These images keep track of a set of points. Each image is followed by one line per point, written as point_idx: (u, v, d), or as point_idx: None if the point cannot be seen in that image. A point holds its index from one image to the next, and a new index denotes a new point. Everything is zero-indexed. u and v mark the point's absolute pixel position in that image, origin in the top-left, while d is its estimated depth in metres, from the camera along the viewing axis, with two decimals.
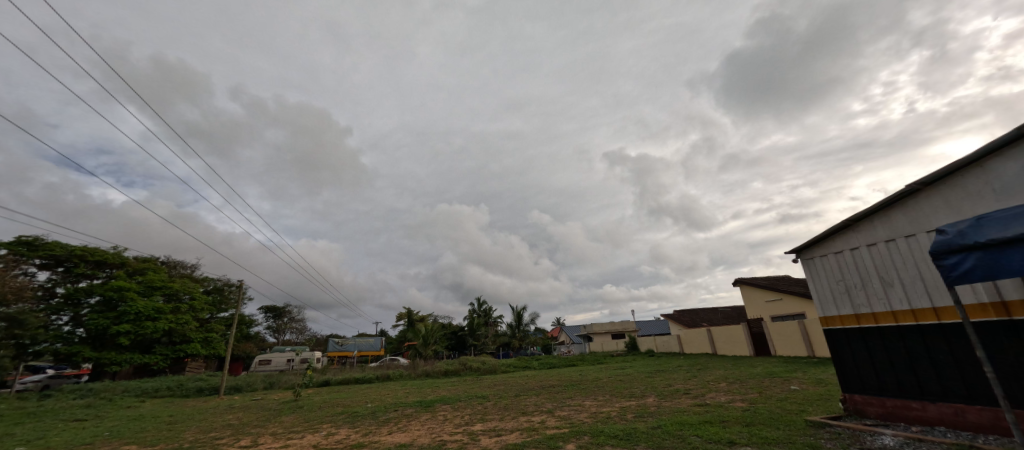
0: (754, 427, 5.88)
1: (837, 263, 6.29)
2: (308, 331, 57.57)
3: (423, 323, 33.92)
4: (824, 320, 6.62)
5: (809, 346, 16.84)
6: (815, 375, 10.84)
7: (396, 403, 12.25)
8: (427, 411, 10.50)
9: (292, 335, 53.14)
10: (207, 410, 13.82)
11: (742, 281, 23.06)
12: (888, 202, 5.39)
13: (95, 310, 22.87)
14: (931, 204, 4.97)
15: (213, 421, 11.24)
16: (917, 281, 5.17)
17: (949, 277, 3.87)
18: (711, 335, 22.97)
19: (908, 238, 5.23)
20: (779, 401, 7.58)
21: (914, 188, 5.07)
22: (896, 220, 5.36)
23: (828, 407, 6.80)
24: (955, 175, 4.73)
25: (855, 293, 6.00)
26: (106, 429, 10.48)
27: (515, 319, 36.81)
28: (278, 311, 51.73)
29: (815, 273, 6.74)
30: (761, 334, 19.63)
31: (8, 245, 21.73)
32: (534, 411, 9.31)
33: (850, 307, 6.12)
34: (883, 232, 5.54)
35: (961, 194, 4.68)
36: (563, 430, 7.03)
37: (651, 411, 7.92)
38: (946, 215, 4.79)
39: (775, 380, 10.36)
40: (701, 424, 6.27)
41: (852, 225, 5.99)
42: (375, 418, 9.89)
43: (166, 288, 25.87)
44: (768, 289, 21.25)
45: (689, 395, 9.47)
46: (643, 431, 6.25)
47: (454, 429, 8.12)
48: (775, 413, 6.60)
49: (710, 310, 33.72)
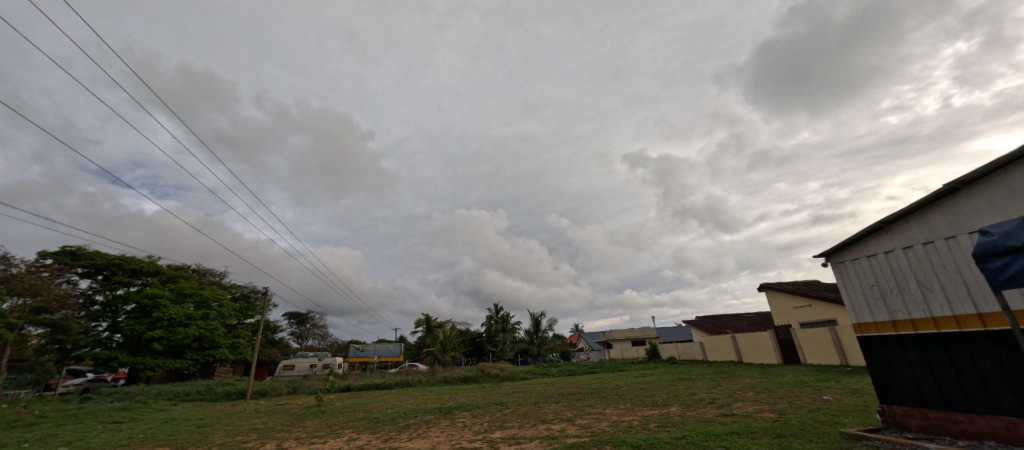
0: (785, 439, 5.63)
1: (870, 267, 6.00)
2: (331, 337, 58.72)
3: (441, 330, 34.04)
4: (858, 327, 6.31)
5: (841, 354, 16.14)
6: (849, 384, 10.32)
7: (415, 409, 12.25)
8: (446, 417, 10.49)
9: (315, 341, 54.29)
10: (234, 414, 14.15)
11: (768, 286, 22.27)
12: (926, 201, 5.12)
13: (131, 316, 23.90)
14: (971, 204, 4.72)
15: (241, 425, 11.53)
16: (960, 286, 4.88)
17: (996, 282, 3.64)
18: (735, 342, 22.25)
19: (948, 240, 4.96)
20: (811, 412, 7.27)
21: (953, 187, 4.82)
22: (935, 222, 5.10)
23: (864, 418, 6.44)
24: (997, 173, 4.48)
25: (892, 298, 5.71)
26: (139, 432, 10.81)
27: (533, 326, 36.55)
28: (301, 317, 52.80)
29: (846, 278, 6.45)
30: (790, 341, 18.92)
31: (53, 254, 22.93)
32: (554, 419, 9.17)
33: (885, 313, 5.82)
34: (920, 234, 5.26)
35: (1005, 193, 4.42)
36: (583, 439, 6.93)
37: (674, 420, 7.70)
38: (990, 216, 4.52)
39: (806, 390, 9.90)
40: (727, 435, 6.06)
41: (887, 227, 5.72)
42: (396, 425, 9.92)
43: (196, 295, 26.78)
44: (795, 295, 20.46)
45: (713, 404, 9.18)
46: (666, 441, 6.09)
47: (474, 436, 8.09)
48: (806, 424, 6.31)
49: (735, 316, 32.79)
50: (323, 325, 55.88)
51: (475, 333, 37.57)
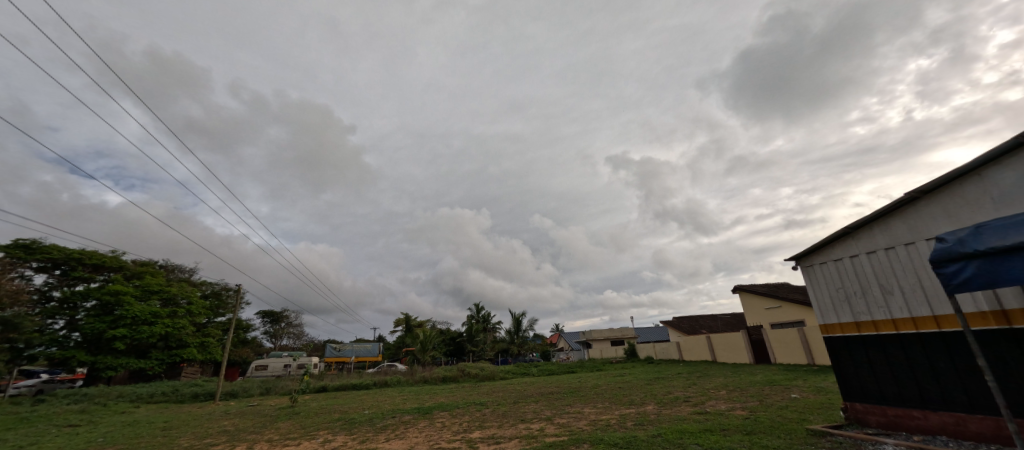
0: (755, 436, 5.84)
1: (837, 271, 6.28)
2: (306, 336, 57.39)
3: (421, 329, 33.72)
4: (825, 328, 6.59)
5: (808, 353, 16.81)
6: (816, 383, 10.76)
7: (394, 410, 12.13)
8: (425, 417, 10.43)
9: (289, 340, 52.99)
10: (203, 416, 13.68)
11: (742, 288, 22.96)
12: (887, 209, 5.41)
13: (91, 313, 22.81)
14: (929, 212, 5.00)
15: (208, 427, 11.14)
16: (917, 289, 5.16)
17: (950, 285, 3.89)
18: (710, 342, 22.87)
19: (908, 246, 5.24)
20: (779, 409, 7.56)
21: (913, 196, 5.10)
22: (896, 228, 5.38)
23: (829, 415, 6.74)
24: (953, 183, 4.76)
25: (856, 301, 5.99)
26: (99, 435, 10.35)
27: (514, 326, 36.67)
28: (276, 315, 51.36)
29: (814, 280, 6.73)
30: (761, 341, 19.59)
31: (6, 248, 21.67)
32: (534, 418, 9.24)
33: (849, 315, 6.10)
34: (883, 239, 5.55)
35: (959, 203, 4.70)
36: (562, 438, 7.00)
37: (651, 419, 7.86)
38: (946, 224, 4.81)
39: (775, 388, 10.27)
40: (701, 432, 6.24)
41: (852, 232, 6.01)
42: (373, 425, 9.82)
43: (163, 292, 25.69)
44: (767, 297, 21.18)
45: (688, 402, 9.42)
46: (643, 439, 6.21)
47: (452, 436, 8.07)
48: (775, 421, 6.56)
49: (710, 317, 33.71)
50: (298, 325, 54.57)
51: (455, 333, 37.35)
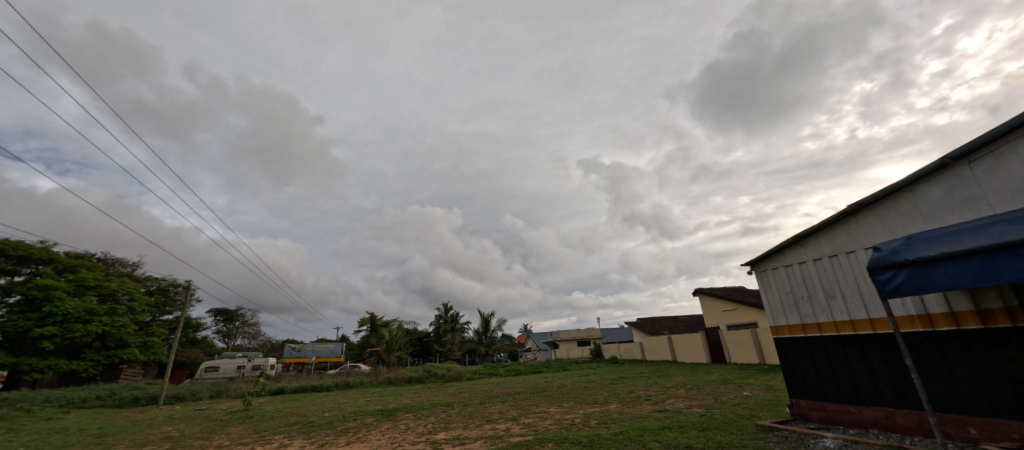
0: (710, 432, 6.14)
1: (787, 276, 6.72)
2: (263, 336, 54.94)
3: (387, 329, 33.05)
4: (775, 330, 7.02)
5: (760, 353, 17.81)
6: (766, 381, 11.43)
7: (355, 412, 11.84)
8: (388, 420, 10.25)
9: (243, 340, 50.62)
10: (144, 422, 12.81)
11: (701, 291, 23.99)
12: (832, 219, 5.84)
13: (14, 310, 20.94)
14: (867, 224, 5.46)
15: (149, 433, 10.46)
16: (856, 294, 5.62)
17: (884, 291, 4.26)
18: (671, 342, 23.74)
19: (849, 254, 5.68)
20: (732, 406, 7.99)
21: (854, 208, 5.54)
22: (839, 237, 5.82)
23: (777, 411, 7.19)
24: (888, 198, 5.22)
25: (802, 304, 6.42)
26: (21, 445, 9.49)
27: (482, 326, 36.65)
28: (230, 314, 48.82)
29: (767, 285, 7.16)
30: (718, 342, 20.55)
31: None
32: (500, 418, 9.30)
33: (797, 317, 6.54)
34: (827, 248, 5.99)
35: (893, 216, 5.16)
36: (527, 437, 7.09)
37: (614, 417, 8.10)
38: (881, 235, 5.26)
39: (729, 386, 10.83)
40: (660, 429, 6.49)
41: (801, 240, 6.45)
42: (333, 428, 9.55)
43: (100, 288, 23.84)
44: (723, 299, 22.23)
45: (649, 401, 9.77)
46: (605, 437, 6.40)
47: (416, 437, 7.98)
48: (729, 418, 6.93)
49: (671, 318, 35.00)
50: (254, 324, 52.23)
51: (422, 333, 36.85)
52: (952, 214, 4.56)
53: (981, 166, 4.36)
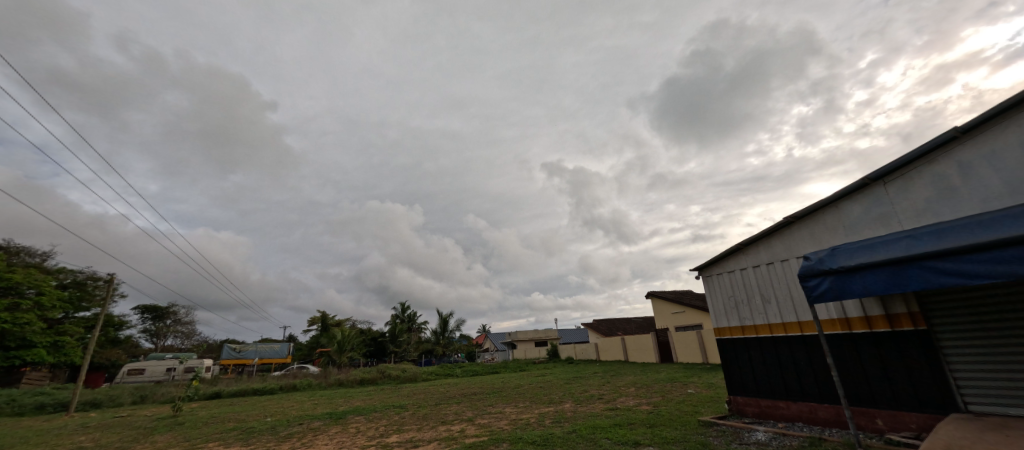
0: (657, 428, 6.47)
1: (730, 281, 7.22)
2: (199, 336, 51.14)
3: (339, 329, 31.84)
4: (718, 331, 7.51)
5: (703, 353, 18.91)
6: (708, 379, 12.17)
7: (299, 417, 11.34)
8: (336, 423, 9.91)
9: (174, 340, 46.98)
10: (51, 431, 11.54)
11: (653, 294, 25.08)
12: (770, 230, 6.36)
13: None
14: (800, 235, 5.99)
15: (58, 444, 9.45)
16: (788, 299, 6.14)
17: (810, 296, 4.72)
18: (624, 343, 24.64)
19: (783, 262, 6.21)
20: (678, 404, 8.46)
21: (789, 220, 6.06)
22: (775, 246, 6.35)
23: (717, 407, 7.70)
24: (817, 212, 5.76)
25: (742, 308, 6.93)
26: None
27: (440, 326, 36.23)
28: (160, 311, 44.98)
29: (712, 288, 7.65)
30: (667, 342, 21.59)
31: None
32: (455, 420, 9.27)
33: (737, 320, 7.04)
34: (765, 256, 6.51)
35: (821, 228, 5.70)
36: (482, 438, 7.13)
37: (567, 416, 8.32)
38: (811, 245, 5.80)
39: (675, 385, 11.44)
40: (611, 427, 6.76)
41: (743, 248, 6.95)
42: (275, 434, 9.11)
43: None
44: (673, 302, 23.38)
45: (602, 399, 10.13)
46: (559, 436, 6.57)
47: (367, 441, 7.79)
48: (675, 415, 7.33)
49: (625, 320, 36.32)
50: (189, 323, 48.65)
51: (377, 333, 35.84)
52: (870, 229, 5.12)
53: (894, 187, 4.92)
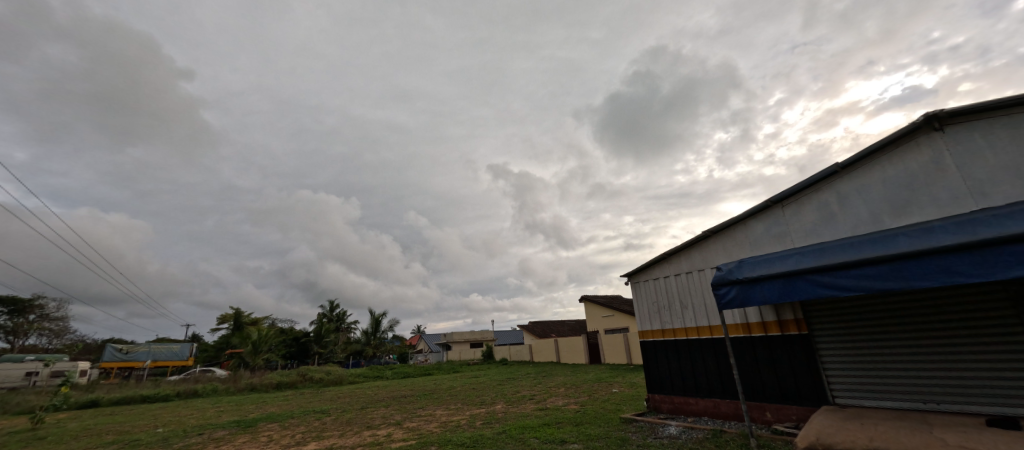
0: (582, 426, 6.83)
1: (654, 287, 7.83)
2: (77, 334, 44.22)
3: (257, 328, 29.32)
4: (641, 333, 8.09)
5: (628, 355, 20.16)
6: (631, 379, 13.02)
7: (200, 426, 10.29)
8: (245, 432, 9.16)
9: (39, 338, 40.14)
10: None
11: (586, 298, 26.22)
12: (690, 242, 7.02)
13: None
14: (714, 247, 6.68)
15: None
16: (702, 305, 6.82)
17: (720, 303, 5.29)
18: (556, 344, 25.46)
19: (700, 271, 6.89)
20: (603, 402, 8.98)
21: (706, 234, 6.74)
22: (694, 257, 7.02)
23: (637, 405, 8.29)
24: (729, 228, 6.47)
25: (663, 312, 7.55)
26: None
27: (371, 326, 34.81)
28: (22, 304, 38.16)
29: (639, 294, 8.23)
30: (596, 344, 22.69)
31: None
32: (381, 424, 9.02)
33: (659, 323, 7.65)
34: (685, 265, 7.17)
35: (731, 242, 6.42)
36: (409, 442, 7.04)
37: (498, 417, 8.47)
38: (723, 257, 6.50)
39: (602, 384, 12.10)
40: (540, 426, 7.01)
41: (667, 257, 7.59)
42: (168, 447, 8.21)
43: None
44: (604, 306, 24.61)
45: (533, 399, 10.43)
46: (488, 436, 6.68)
47: None
48: (600, 412, 7.77)
49: (559, 322, 37.54)
50: (61, 319, 42.30)
51: (300, 333, 33.50)
52: (770, 245, 5.86)
53: (789, 209, 5.68)
